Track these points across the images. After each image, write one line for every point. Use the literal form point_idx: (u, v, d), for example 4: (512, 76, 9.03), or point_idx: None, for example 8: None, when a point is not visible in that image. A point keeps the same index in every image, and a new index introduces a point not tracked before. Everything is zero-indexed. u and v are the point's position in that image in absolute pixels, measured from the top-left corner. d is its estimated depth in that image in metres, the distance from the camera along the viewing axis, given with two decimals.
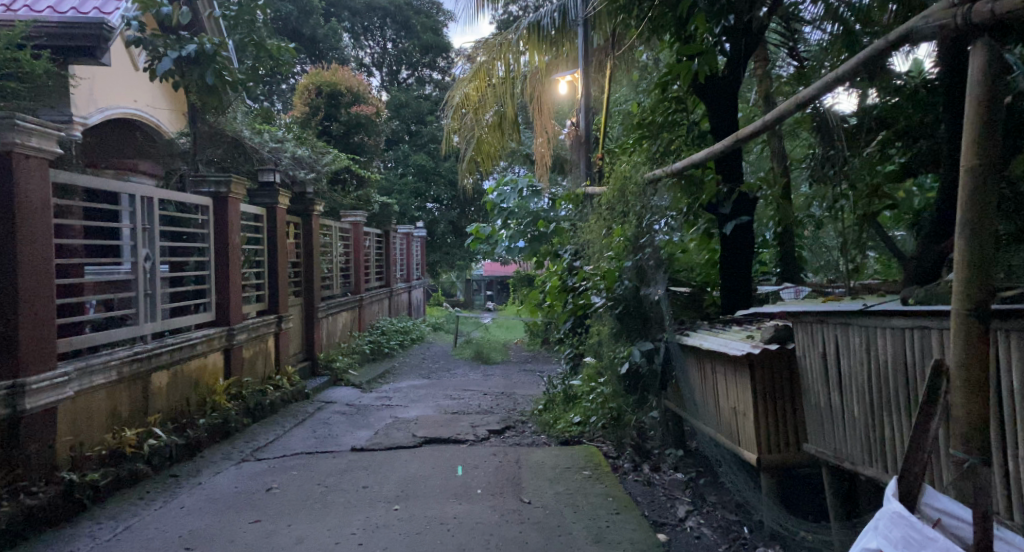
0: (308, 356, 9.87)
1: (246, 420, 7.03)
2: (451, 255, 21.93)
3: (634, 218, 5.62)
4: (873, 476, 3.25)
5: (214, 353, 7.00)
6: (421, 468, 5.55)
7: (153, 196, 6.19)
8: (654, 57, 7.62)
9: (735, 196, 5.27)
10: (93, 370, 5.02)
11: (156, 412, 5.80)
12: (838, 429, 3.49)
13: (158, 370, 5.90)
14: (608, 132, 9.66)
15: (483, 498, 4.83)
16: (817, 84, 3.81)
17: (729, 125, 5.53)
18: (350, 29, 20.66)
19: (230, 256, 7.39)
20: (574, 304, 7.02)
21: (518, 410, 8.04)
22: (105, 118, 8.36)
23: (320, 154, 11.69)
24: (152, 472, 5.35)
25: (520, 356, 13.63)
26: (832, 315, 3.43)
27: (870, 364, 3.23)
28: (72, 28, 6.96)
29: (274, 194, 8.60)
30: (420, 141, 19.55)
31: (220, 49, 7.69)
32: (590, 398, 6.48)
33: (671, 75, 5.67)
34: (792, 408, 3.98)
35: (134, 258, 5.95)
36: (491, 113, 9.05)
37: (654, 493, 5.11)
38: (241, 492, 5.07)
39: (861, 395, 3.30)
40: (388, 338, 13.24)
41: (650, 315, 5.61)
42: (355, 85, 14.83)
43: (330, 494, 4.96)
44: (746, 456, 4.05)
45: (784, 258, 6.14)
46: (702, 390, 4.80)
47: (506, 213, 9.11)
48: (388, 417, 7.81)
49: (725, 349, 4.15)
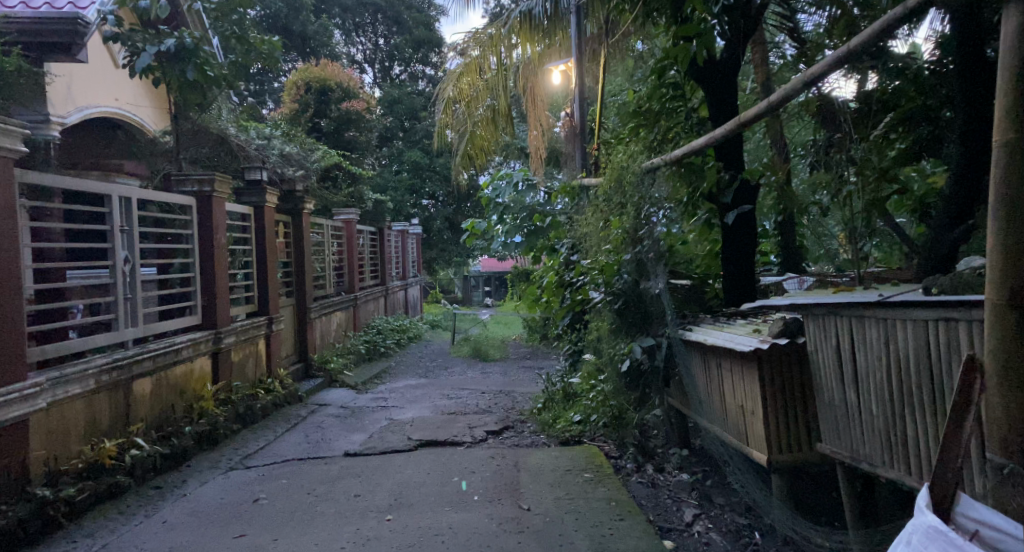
0: (302, 357, 9.66)
1: (236, 426, 6.81)
2: (448, 251, 21.69)
3: (632, 209, 5.44)
4: (894, 479, 3.04)
5: (201, 358, 6.76)
6: (416, 473, 5.33)
7: (133, 196, 5.95)
8: (650, 43, 7.39)
9: (737, 183, 5.05)
10: (67, 379, 4.80)
11: (139, 421, 5.58)
12: (854, 428, 3.28)
13: (141, 377, 5.68)
14: (604, 123, 9.42)
15: (479, 505, 4.62)
16: (825, 61, 3.72)
17: (729, 110, 5.29)
18: (342, 25, 20.46)
19: (215, 257, 7.15)
20: (571, 299, 6.80)
21: (516, 409, 7.84)
22: (85, 117, 8.12)
23: (308, 151, 11.51)
24: (134, 484, 5.14)
25: (520, 352, 13.41)
26: (848, 306, 3.21)
27: (890, 360, 3.02)
28: (46, 24, 6.76)
29: (261, 192, 8.38)
30: (414, 137, 19.31)
31: (202, 43, 7.45)
32: (590, 396, 6.28)
33: (667, 59, 5.45)
34: (804, 407, 3.76)
35: (114, 260, 5.69)
36: (483, 107, 8.83)
37: (659, 496, 4.90)
38: (226, 504, 4.85)
39: (880, 392, 3.09)
40: (385, 337, 13.02)
41: (651, 309, 5.39)
42: (344, 81, 14.66)
43: (320, 504, 4.75)
44: (756, 458, 3.83)
45: (786, 248, 5.94)
46: (707, 387, 4.59)
47: (501, 208, 8.96)
48: (382, 419, 7.60)
49: (731, 344, 3.93)
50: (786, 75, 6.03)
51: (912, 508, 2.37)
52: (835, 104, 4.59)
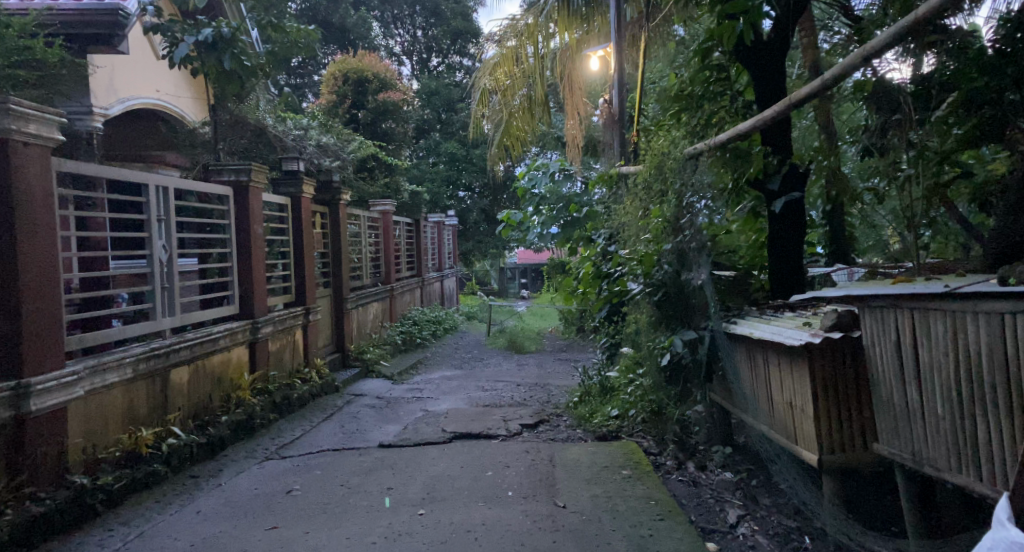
0: (339, 347, 9.66)
1: (273, 416, 6.80)
2: (484, 243, 21.60)
3: (672, 196, 5.28)
4: (962, 484, 2.91)
5: (238, 347, 6.76)
6: (449, 467, 5.25)
7: (169, 185, 5.94)
8: (693, 27, 7.19)
9: (785, 169, 4.85)
10: (105, 368, 4.80)
11: (175, 410, 5.58)
12: (917, 429, 3.14)
13: (179, 365, 5.68)
14: (644, 110, 9.21)
15: (515, 501, 4.52)
16: (890, 30, 3.68)
17: (776, 95, 5.10)
18: (380, 17, 20.52)
19: (252, 246, 7.12)
20: (609, 290, 6.66)
21: (553, 402, 7.73)
22: (126, 108, 8.16)
23: (345, 141, 11.50)
24: (171, 473, 5.14)
25: (556, 344, 13.29)
26: (909, 298, 3.08)
27: (957, 357, 2.88)
28: (88, 15, 6.79)
29: (299, 182, 8.36)
30: (451, 128, 19.25)
31: (238, 32, 7.43)
32: (628, 390, 6.15)
33: (711, 40, 5.26)
34: (858, 405, 3.61)
35: (151, 250, 5.69)
36: (519, 95, 8.64)
37: (701, 495, 4.75)
38: (261, 495, 4.83)
39: (945, 392, 2.96)
40: (421, 328, 12.98)
41: (692, 301, 5.25)
42: (382, 72, 14.69)
43: (352, 497, 4.70)
44: (807, 458, 3.70)
45: (834, 238, 5.70)
46: (752, 382, 4.45)
47: (537, 199, 8.87)
48: (418, 410, 7.54)
49: (779, 338, 3.78)
50: (834, 60, 5.83)
51: (993, 520, 2.35)
52: (891, 88, 4.41)
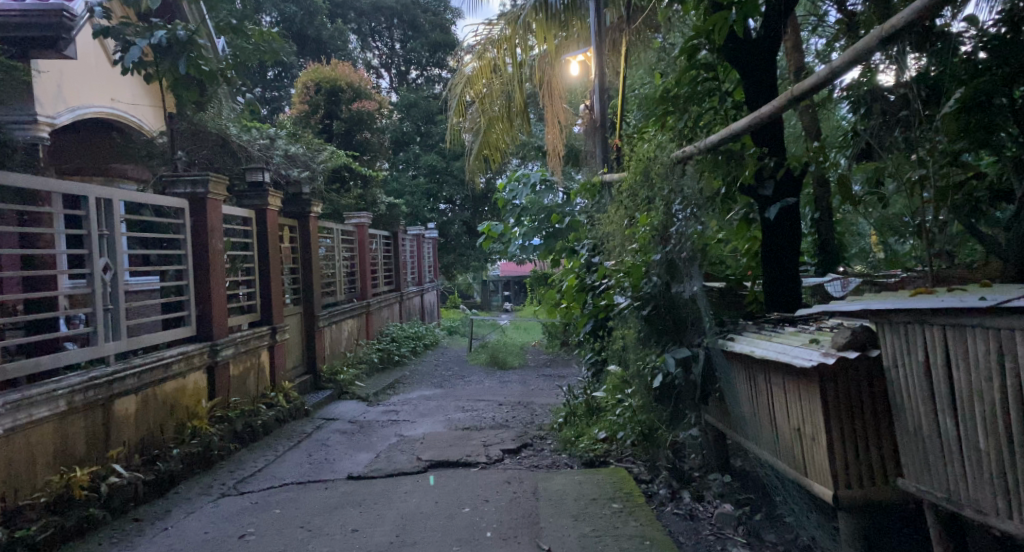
0: (310, 367, 9.14)
1: (233, 446, 6.27)
2: (466, 256, 21.12)
3: (660, 203, 4.87)
4: (1012, 531, 2.51)
5: (194, 373, 6.22)
6: (422, 503, 4.77)
7: (113, 198, 5.41)
8: (676, 29, 6.82)
9: (781, 173, 4.38)
10: (31, 402, 4.30)
11: (119, 445, 5.06)
12: (951, 464, 2.74)
13: (123, 395, 5.16)
14: (626, 117, 8.81)
15: (495, 544, 4.06)
16: (901, 15, 3.30)
17: (768, 93, 4.69)
18: (357, 30, 20.11)
19: (210, 264, 6.59)
20: (595, 304, 6.22)
21: (537, 423, 7.27)
22: (76, 117, 7.66)
23: (315, 152, 11.04)
24: (112, 517, 4.64)
25: (539, 359, 12.80)
26: (942, 315, 2.67)
27: (1004, 383, 2.48)
28: (29, 16, 6.29)
29: (264, 194, 7.85)
30: (431, 141, 18.86)
31: (196, 35, 6.93)
32: (616, 412, 5.72)
33: (699, 37, 4.86)
34: (876, 432, 3.19)
35: (93, 268, 5.17)
36: (498, 104, 8.21)
37: (699, 531, 4.30)
38: (210, 540, 4.34)
39: (988, 423, 2.56)
40: (399, 345, 12.48)
41: (684, 315, 4.81)
42: (355, 81, 14.21)
43: (312, 542, 4.21)
44: (820, 492, 3.27)
45: (824, 247, 5.25)
46: (753, 405, 4.01)
47: (517, 210, 8.44)
48: (392, 436, 7.04)
49: (786, 357, 3.35)
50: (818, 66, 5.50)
51: None
52: (878, 88, 4.00)
